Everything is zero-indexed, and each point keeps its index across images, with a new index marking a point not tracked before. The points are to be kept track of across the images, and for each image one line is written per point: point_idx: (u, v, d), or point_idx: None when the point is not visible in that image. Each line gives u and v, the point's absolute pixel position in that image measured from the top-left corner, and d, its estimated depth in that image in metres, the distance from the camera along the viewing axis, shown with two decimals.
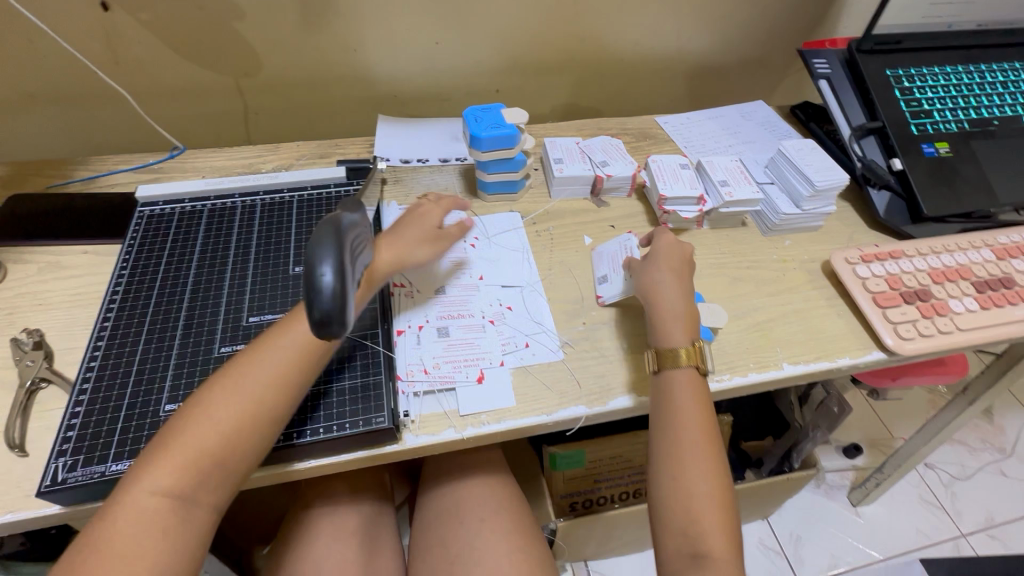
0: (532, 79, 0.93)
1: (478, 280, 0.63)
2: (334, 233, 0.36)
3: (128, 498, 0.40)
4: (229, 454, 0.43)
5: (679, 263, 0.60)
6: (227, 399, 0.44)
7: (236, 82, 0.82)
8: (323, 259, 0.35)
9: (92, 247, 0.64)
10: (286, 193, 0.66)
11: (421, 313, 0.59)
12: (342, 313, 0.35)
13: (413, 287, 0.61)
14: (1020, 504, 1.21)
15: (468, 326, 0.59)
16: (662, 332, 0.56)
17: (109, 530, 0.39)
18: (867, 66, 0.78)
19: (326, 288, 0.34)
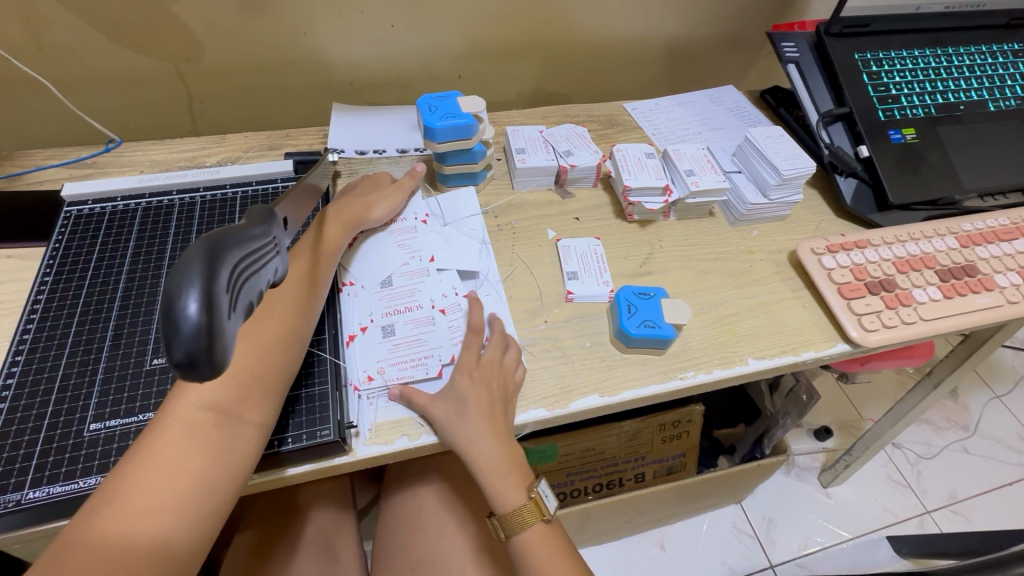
0: (495, 64, 0.89)
1: (427, 264, 0.60)
2: (216, 240, 0.24)
3: (174, 412, 0.41)
4: (265, 367, 0.46)
5: (476, 376, 0.51)
6: (259, 320, 0.47)
7: (177, 69, 0.76)
8: (188, 278, 0.22)
9: (17, 251, 0.60)
10: (228, 189, 0.62)
11: (365, 313, 0.56)
12: (211, 358, 0.23)
13: (358, 280, 0.59)
14: (982, 480, 1.25)
15: (417, 320, 0.56)
16: (498, 494, 0.52)
17: (159, 441, 0.40)
18: (835, 50, 0.77)
19: (189, 321, 0.22)
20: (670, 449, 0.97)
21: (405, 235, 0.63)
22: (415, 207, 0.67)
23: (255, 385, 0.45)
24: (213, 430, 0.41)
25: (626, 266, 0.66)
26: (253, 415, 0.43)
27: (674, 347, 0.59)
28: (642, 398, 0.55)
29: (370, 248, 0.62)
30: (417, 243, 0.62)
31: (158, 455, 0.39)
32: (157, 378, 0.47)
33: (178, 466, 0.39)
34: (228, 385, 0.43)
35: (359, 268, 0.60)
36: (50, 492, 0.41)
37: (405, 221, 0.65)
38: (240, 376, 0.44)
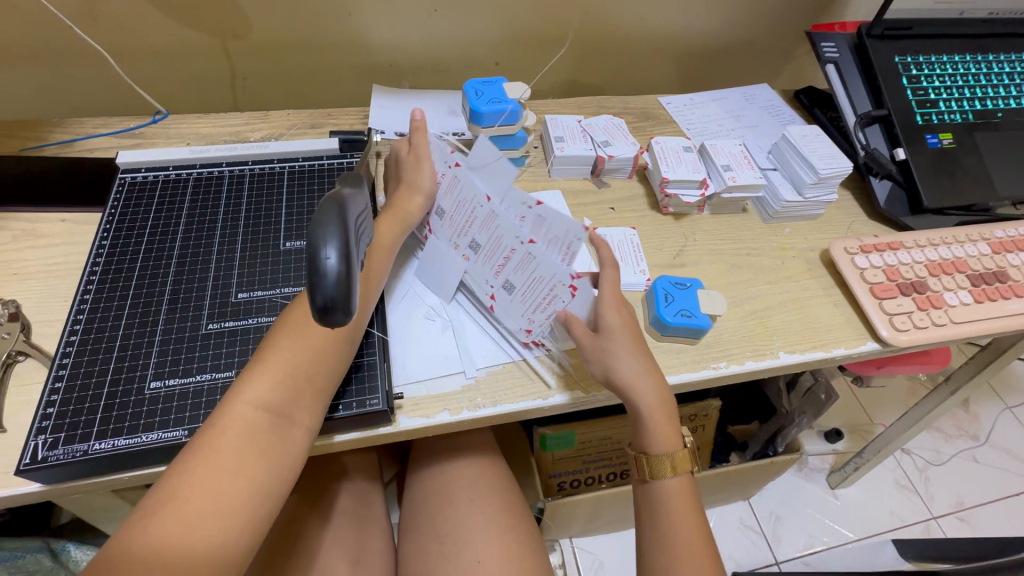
0: (533, 53, 0.89)
1: (489, 204, 0.51)
2: (338, 214, 0.34)
3: (231, 410, 0.41)
4: (319, 367, 0.45)
5: (618, 306, 0.51)
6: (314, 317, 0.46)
7: (223, 45, 0.78)
8: (326, 242, 0.33)
9: (70, 215, 0.61)
10: (275, 164, 0.64)
11: (484, 282, 0.55)
12: (347, 297, 0.33)
13: (459, 246, 0.56)
14: (990, 490, 1.25)
15: (520, 263, 0.51)
16: (650, 437, 0.52)
17: (217, 439, 0.40)
18: (876, 52, 0.77)
19: (330, 271, 0.32)
20: (685, 442, 0.98)
21: (455, 189, 0.55)
22: (437, 155, 0.57)
23: (309, 386, 0.44)
24: (269, 433, 0.41)
25: (661, 257, 0.67)
26: (305, 417, 0.43)
27: (707, 338, 0.60)
28: (675, 384, 0.56)
29: (445, 213, 0.57)
30: (469, 190, 0.53)
31: (215, 454, 0.39)
32: (213, 342, 0.49)
33: (236, 467, 0.39)
34: (283, 383, 0.43)
35: (450, 234, 0.57)
36: (114, 444, 0.43)
37: (444, 172, 0.57)
38: (295, 377, 0.44)
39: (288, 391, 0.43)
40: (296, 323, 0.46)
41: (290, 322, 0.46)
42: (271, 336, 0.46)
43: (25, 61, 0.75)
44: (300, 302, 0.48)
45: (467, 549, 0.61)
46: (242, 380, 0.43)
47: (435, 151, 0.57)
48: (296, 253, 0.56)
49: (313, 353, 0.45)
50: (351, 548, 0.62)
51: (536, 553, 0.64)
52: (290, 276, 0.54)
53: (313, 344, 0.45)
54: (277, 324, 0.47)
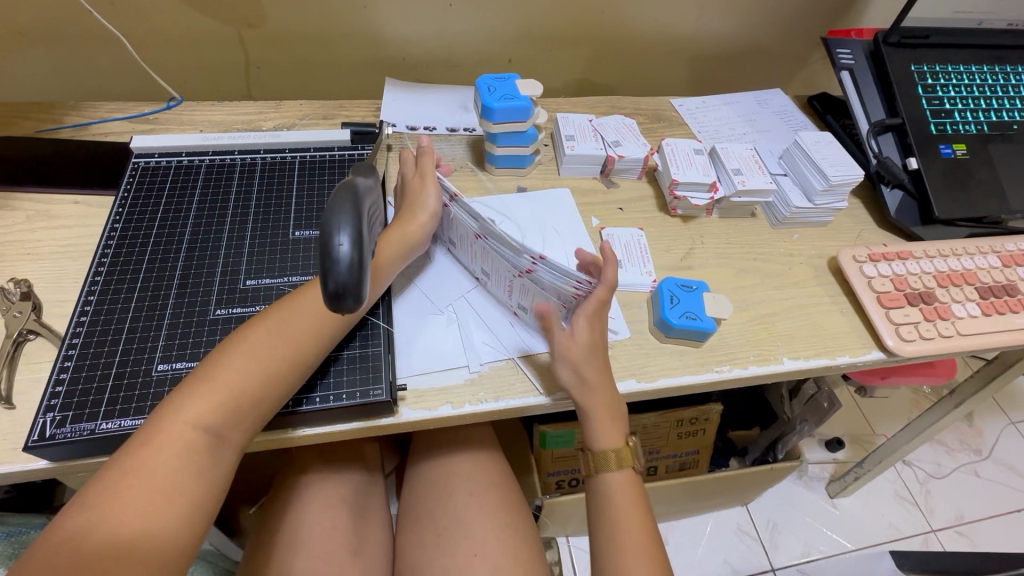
0: (546, 51, 0.89)
1: (483, 239, 0.53)
2: (352, 201, 0.34)
3: (166, 429, 0.40)
4: (270, 389, 0.44)
5: (592, 324, 0.51)
6: (265, 339, 0.45)
7: (239, 33, 0.78)
8: (339, 229, 0.33)
9: (84, 197, 0.62)
10: (287, 153, 0.64)
11: (506, 302, 0.58)
12: (359, 285, 0.33)
13: (476, 273, 0.59)
14: (991, 504, 1.25)
15: (527, 287, 0.53)
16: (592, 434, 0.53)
17: (150, 457, 0.39)
18: (892, 60, 0.76)
19: (343, 258, 0.32)
20: (685, 445, 0.98)
21: (456, 226, 0.57)
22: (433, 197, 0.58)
23: (251, 409, 0.43)
24: (204, 455, 0.41)
25: (668, 259, 0.67)
26: (240, 440, 0.43)
27: (711, 341, 0.60)
28: (677, 387, 0.56)
29: (456, 245, 0.59)
30: (465, 225, 0.55)
31: (149, 473, 0.38)
32: (220, 327, 0.49)
33: (168, 488, 0.39)
34: (226, 403, 0.42)
35: (465, 264, 0.60)
36: (122, 424, 0.43)
37: (443, 210, 0.58)
38: (237, 400, 0.42)
39: (229, 414, 0.42)
40: (248, 344, 0.45)
41: (243, 342, 0.45)
42: (218, 352, 0.45)
43: (43, 44, 0.76)
44: (256, 321, 0.47)
45: (464, 542, 0.62)
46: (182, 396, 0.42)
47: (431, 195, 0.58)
48: (304, 243, 0.56)
49: (260, 376, 0.44)
50: (349, 537, 0.62)
51: (532, 549, 0.64)
52: (298, 265, 0.54)
53: (261, 367, 0.44)
54: (227, 344, 0.45)
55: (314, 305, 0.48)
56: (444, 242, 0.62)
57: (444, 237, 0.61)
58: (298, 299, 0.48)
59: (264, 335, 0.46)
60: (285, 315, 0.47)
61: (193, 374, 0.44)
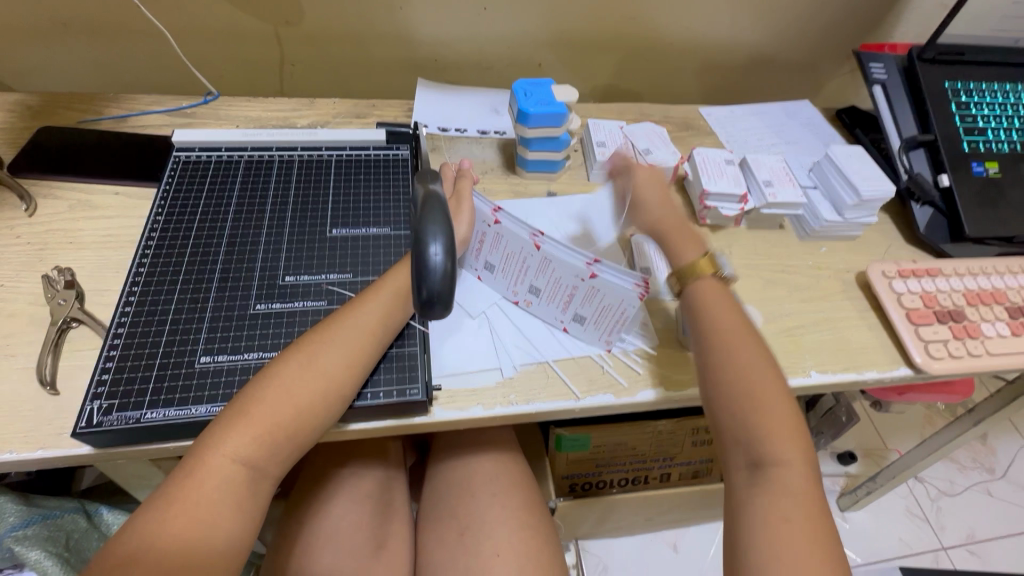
0: (577, 57, 0.90)
1: (540, 251, 0.54)
2: (441, 211, 0.35)
3: (208, 462, 0.40)
4: (307, 422, 0.43)
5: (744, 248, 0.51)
6: (302, 370, 0.44)
7: (276, 31, 0.79)
8: (433, 238, 0.34)
9: (124, 188, 0.63)
10: (324, 151, 0.65)
11: (551, 317, 0.58)
12: (450, 293, 0.34)
13: (519, 294, 0.58)
14: (1003, 524, 1.24)
15: (588, 296, 0.54)
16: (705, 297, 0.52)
17: (194, 490, 0.39)
18: (925, 76, 0.76)
19: (437, 267, 0.33)
20: (700, 454, 0.98)
21: (501, 245, 0.56)
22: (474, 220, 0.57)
23: (288, 441, 0.42)
24: (244, 487, 0.41)
25: None
26: (277, 470, 0.43)
27: None
28: None
29: (496, 268, 0.58)
30: (516, 242, 0.55)
31: (193, 507, 0.38)
32: (260, 322, 0.50)
33: (212, 520, 0.39)
34: (263, 438, 0.41)
35: (505, 286, 0.59)
36: (166, 414, 0.44)
37: (484, 233, 0.57)
38: (275, 433, 0.42)
39: (267, 446, 0.42)
40: (285, 374, 0.44)
41: (280, 372, 0.44)
42: (256, 382, 0.44)
43: (84, 35, 0.77)
44: (293, 349, 0.45)
45: (486, 542, 0.62)
46: (220, 427, 0.41)
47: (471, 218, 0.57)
48: (342, 241, 0.57)
49: (297, 408, 0.43)
50: (372, 533, 0.63)
51: (553, 552, 0.64)
52: (335, 263, 0.55)
53: (299, 399, 0.43)
54: (264, 373, 0.44)
55: (350, 334, 0.46)
56: (478, 265, 0.60)
57: (474, 264, 0.60)
58: (334, 327, 0.46)
59: (301, 365, 0.44)
60: (323, 343, 0.45)
61: (231, 404, 0.43)
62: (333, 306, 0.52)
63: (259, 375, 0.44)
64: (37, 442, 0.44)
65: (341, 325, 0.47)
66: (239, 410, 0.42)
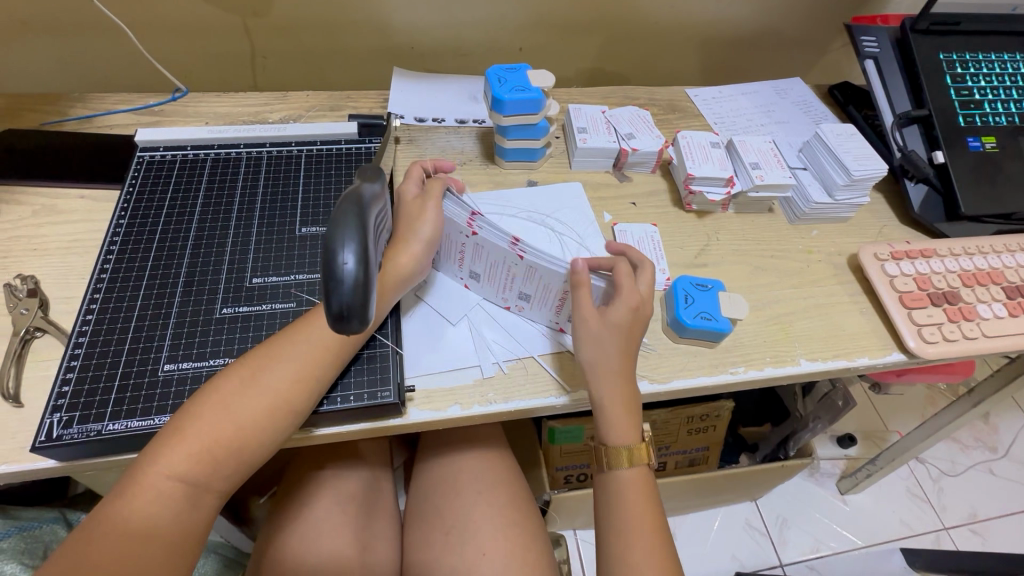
0: (558, 39, 0.87)
1: (523, 261, 0.51)
2: (357, 215, 0.33)
3: (145, 479, 0.39)
4: (251, 438, 0.42)
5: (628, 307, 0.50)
6: (247, 386, 0.42)
7: (245, 22, 0.77)
8: (344, 246, 0.32)
9: (90, 191, 0.61)
10: (293, 147, 0.63)
11: (545, 320, 0.56)
12: (363, 306, 0.32)
13: (508, 301, 0.56)
14: (1005, 503, 1.23)
15: (578, 300, 0.52)
16: (609, 427, 0.50)
17: (129, 507, 0.38)
18: (919, 48, 0.73)
19: (347, 278, 0.31)
20: (695, 442, 0.97)
21: (483, 256, 0.54)
22: (450, 227, 0.54)
23: (232, 458, 0.42)
24: (186, 502, 0.40)
25: (682, 256, 0.65)
26: (224, 483, 0.42)
27: (726, 342, 0.58)
28: (690, 388, 0.55)
29: (482, 276, 0.56)
30: (497, 252, 0.52)
31: (125, 523, 0.38)
32: (226, 326, 0.49)
33: (145, 537, 0.38)
34: (203, 455, 0.40)
35: (494, 293, 0.57)
36: (128, 425, 0.43)
37: (464, 244, 0.54)
38: (217, 449, 0.41)
39: (210, 463, 0.41)
40: (227, 391, 0.42)
41: (223, 388, 0.42)
42: (198, 396, 0.42)
43: (47, 32, 0.75)
44: (238, 363, 0.44)
45: (472, 541, 0.61)
46: (159, 443, 0.40)
47: (448, 226, 0.54)
48: (310, 240, 0.55)
49: (240, 425, 0.42)
50: (357, 535, 0.62)
51: (542, 549, 0.63)
52: (304, 263, 0.53)
53: (242, 416, 0.42)
54: (206, 389, 0.43)
55: (301, 349, 0.44)
56: (463, 274, 0.57)
57: (459, 272, 0.58)
58: (285, 342, 0.45)
59: (245, 382, 0.43)
60: (270, 360, 0.44)
61: (171, 419, 0.42)
62: (301, 307, 0.50)
63: (201, 391, 0.43)
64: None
65: (293, 341, 0.45)
66: (177, 427, 0.41)
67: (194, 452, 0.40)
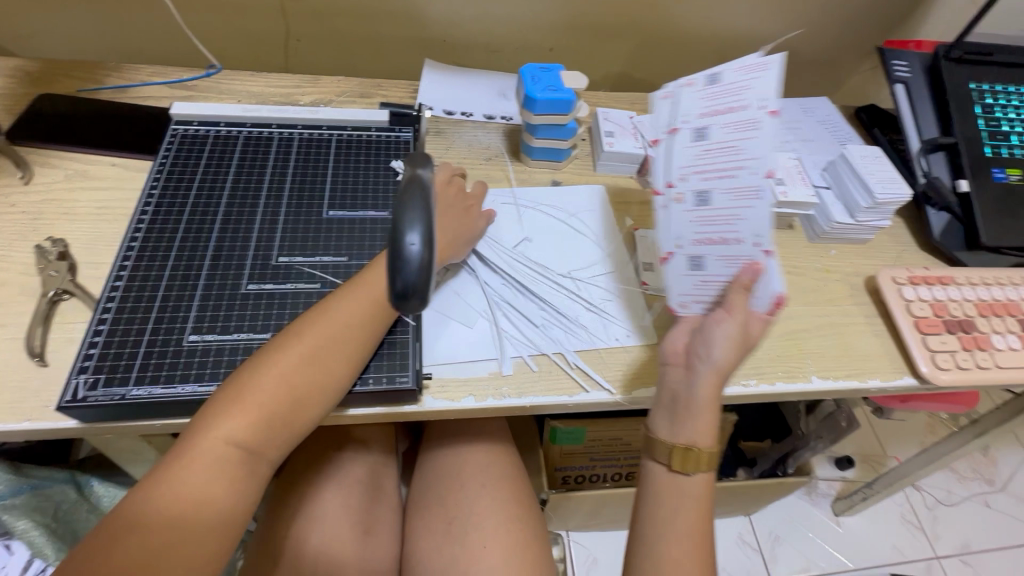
0: (589, 42, 0.87)
1: (763, 182, 0.45)
2: (423, 199, 0.35)
3: (202, 444, 0.40)
4: (303, 410, 0.43)
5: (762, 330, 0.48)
6: (303, 361, 0.43)
7: (282, 5, 0.77)
8: (411, 228, 0.34)
9: (121, 160, 0.62)
10: (324, 130, 0.64)
11: (676, 232, 0.51)
12: (426, 285, 0.34)
13: (681, 181, 0.50)
14: (999, 536, 1.23)
15: (735, 260, 0.48)
16: (682, 427, 0.48)
17: (185, 469, 0.39)
18: (951, 76, 0.73)
19: (414, 259, 0.34)
20: None
21: (740, 132, 0.47)
22: (756, 90, 0.46)
23: (283, 429, 0.42)
24: (240, 469, 0.41)
25: None
26: (273, 454, 0.43)
27: (740, 353, 0.59)
28: None
29: (705, 136, 0.49)
30: (753, 147, 0.46)
31: (184, 487, 0.39)
32: (251, 301, 0.49)
33: (202, 501, 0.39)
34: (259, 424, 0.41)
35: (686, 160, 0.50)
36: (152, 392, 0.44)
37: (743, 111, 0.47)
38: (272, 421, 0.42)
39: (264, 431, 0.42)
40: (285, 362, 0.43)
41: (279, 360, 0.43)
42: (254, 365, 0.43)
43: (87, 0, 0.76)
44: (290, 336, 0.44)
45: (474, 533, 0.62)
46: (212, 409, 0.41)
47: (755, 87, 0.46)
48: (338, 224, 0.56)
49: (296, 397, 0.42)
50: (359, 519, 0.63)
51: (540, 545, 0.64)
52: (329, 246, 0.54)
53: (294, 389, 0.42)
54: (260, 359, 0.43)
55: (351, 327, 0.45)
56: (693, 120, 0.50)
57: (689, 116, 0.50)
58: (338, 319, 0.45)
59: (302, 355, 0.43)
60: (322, 334, 0.44)
61: (224, 386, 0.42)
62: (325, 289, 0.51)
63: (253, 360, 0.43)
64: (23, 414, 0.44)
65: (347, 316, 0.46)
66: (235, 395, 0.41)
67: (249, 421, 0.41)
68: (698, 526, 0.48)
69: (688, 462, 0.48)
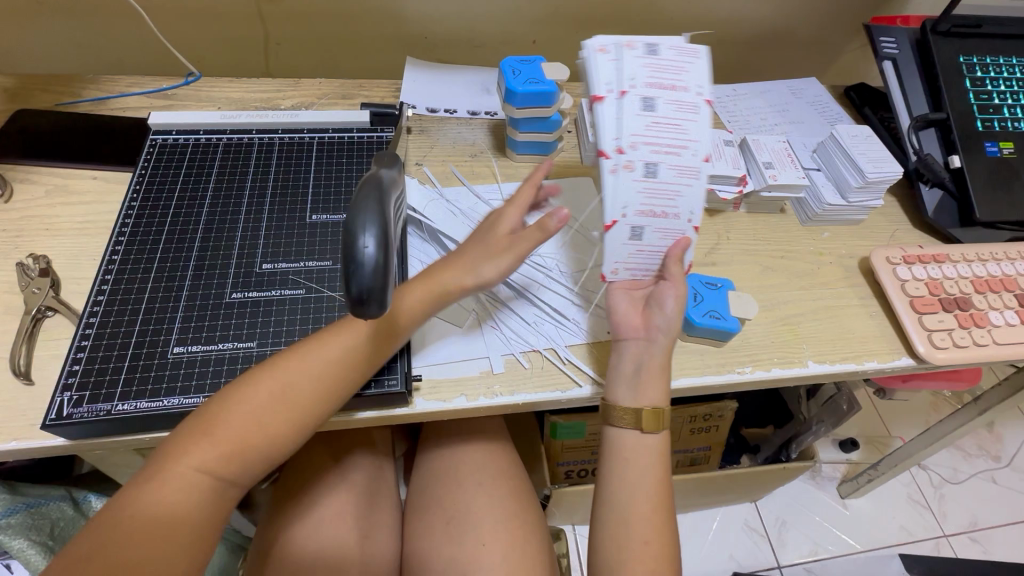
0: (573, 32, 0.86)
1: (703, 166, 0.49)
2: (377, 199, 0.35)
3: (173, 470, 0.39)
4: (277, 438, 0.42)
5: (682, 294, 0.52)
6: (276, 391, 0.42)
7: (259, 9, 0.77)
8: (365, 230, 0.33)
9: (102, 173, 0.61)
10: (305, 133, 0.63)
11: (620, 202, 0.49)
12: (382, 289, 0.34)
13: (624, 148, 0.48)
14: (1007, 511, 1.22)
15: (670, 233, 0.51)
16: (640, 390, 0.49)
17: (155, 493, 0.39)
18: (940, 50, 0.72)
19: (368, 262, 0.33)
20: (697, 441, 0.96)
21: (681, 113, 0.48)
22: (695, 76, 0.49)
23: (256, 457, 0.42)
24: (210, 495, 0.40)
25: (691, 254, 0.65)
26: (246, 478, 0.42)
27: (734, 341, 0.58)
28: (696, 386, 0.55)
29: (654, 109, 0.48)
30: (697, 130, 0.48)
31: (154, 510, 0.38)
32: (235, 311, 0.49)
33: (172, 524, 0.39)
34: (230, 452, 0.41)
35: (634, 128, 0.48)
36: (137, 406, 0.43)
37: (684, 91, 0.48)
38: (245, 450, 0.41)
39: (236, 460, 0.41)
40: (259, 392, 0.42)
41: (251, 388, 0.42)
42: (226, 393, 0.42)
43: (61, 12, 0.75)
44: (267, 370, 0.43)
45: (473, 533, 0.61)
46: (185, 435, 0.41)
47: (692, 72, 0.49)
48: (321, 228, 0.55)
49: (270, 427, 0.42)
50: (359, 523, 0.62)
51: (540, 540, 0.64)
52: (312, 252, 0.53)
53: (268, 418, 0.42)
54: (233, 387, 0.43)
55: (329, 356, 0.44)
56: (640, 88, 0.48)
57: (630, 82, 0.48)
58: (314, 348, 0.44)
59: (274, 383, 0.42)
60: (299, 364, 0.43)
61: (197, 412, 0.42)
62: (310, 295, 0.50)
63: (225, 389, 0.43)
64: (9, 433, 0.43)
65: (323, 344, 0.44)
66: (206, 423, 0.41)
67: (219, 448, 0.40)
68: (660, 496, 0.49)
69: (648, 423, 0.50)
